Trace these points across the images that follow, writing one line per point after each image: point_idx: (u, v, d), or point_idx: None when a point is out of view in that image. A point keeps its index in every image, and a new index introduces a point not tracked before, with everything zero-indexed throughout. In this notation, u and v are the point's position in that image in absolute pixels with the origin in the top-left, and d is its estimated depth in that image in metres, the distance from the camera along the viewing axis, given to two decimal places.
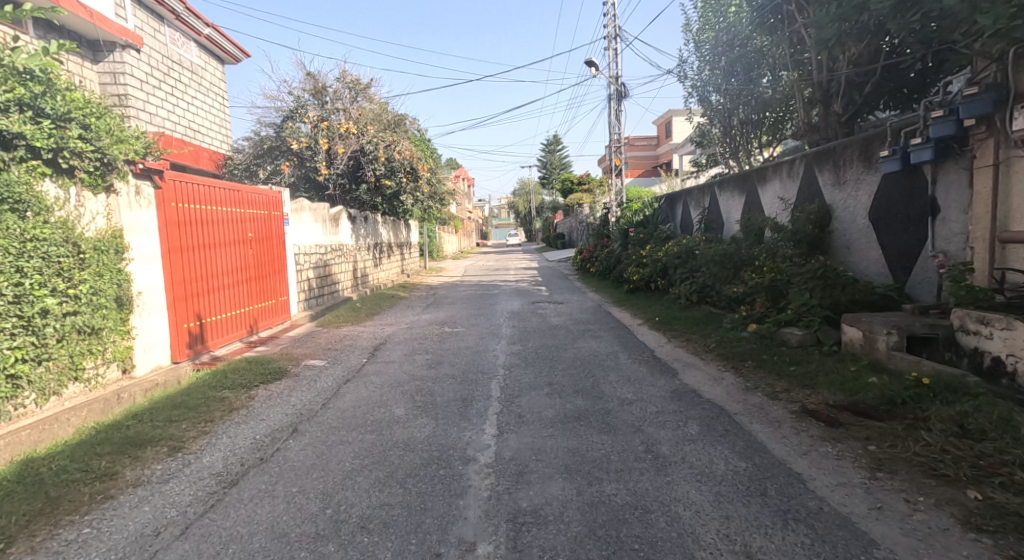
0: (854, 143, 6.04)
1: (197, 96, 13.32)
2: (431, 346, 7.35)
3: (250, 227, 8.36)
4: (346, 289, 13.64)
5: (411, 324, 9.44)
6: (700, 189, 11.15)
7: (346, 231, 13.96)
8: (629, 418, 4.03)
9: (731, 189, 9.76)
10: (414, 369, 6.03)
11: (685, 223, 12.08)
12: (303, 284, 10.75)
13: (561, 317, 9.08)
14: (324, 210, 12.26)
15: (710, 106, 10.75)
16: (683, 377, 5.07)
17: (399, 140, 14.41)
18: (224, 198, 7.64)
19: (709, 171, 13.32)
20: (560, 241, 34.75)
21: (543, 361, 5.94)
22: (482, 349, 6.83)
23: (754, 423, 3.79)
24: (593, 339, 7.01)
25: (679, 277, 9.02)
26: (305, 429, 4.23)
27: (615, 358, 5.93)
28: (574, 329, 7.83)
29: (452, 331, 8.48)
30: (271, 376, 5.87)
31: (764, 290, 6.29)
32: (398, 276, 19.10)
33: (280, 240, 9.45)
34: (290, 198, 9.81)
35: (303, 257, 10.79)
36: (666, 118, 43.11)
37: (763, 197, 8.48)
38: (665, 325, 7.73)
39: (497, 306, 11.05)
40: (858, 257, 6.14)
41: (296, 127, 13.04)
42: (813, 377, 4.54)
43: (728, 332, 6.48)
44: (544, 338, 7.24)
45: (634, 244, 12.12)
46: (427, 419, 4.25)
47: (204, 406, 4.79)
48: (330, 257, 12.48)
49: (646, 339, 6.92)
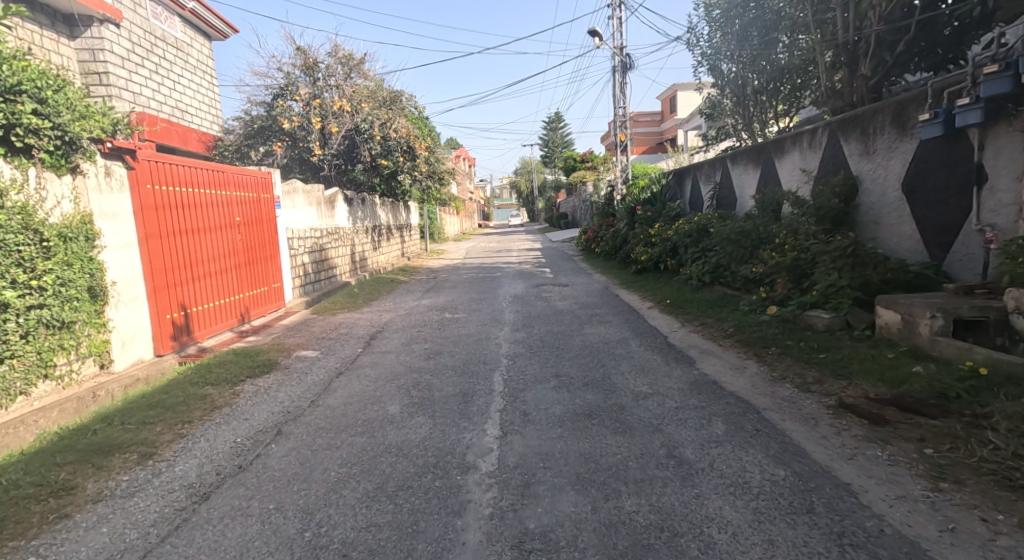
0: (887, 108, 5.60)
1: (183, 75, 12.81)
2: (430, 333, 6.97)
3: (238, 211, 7.95)
4: (344, 274, 13.25)
5: (410, 310, 9.06)
6: (710, 163, 10.67)
7: (342, 214, 13.53)
8: (646, 415, 3.64)
9: (744, 163, 9.27)
10: (411, 359, 5.66)
11: (694, 200, 11.61)
12: (298, 270, 10.37)
13: (566, 301, 8.68)
14: (319, 193, 11.84)
15: (720, 76, 10.28)
16: (701, 367, 4.67)
17: (395, 117, 13.88)
18: (208, 180, 7.22)
19: (720, 144, 12.79)
20: (563, 221, 34.19)
21: (549, 350, 5.55)
22: (484, 336, 6.45)
23: (787, 420, 3.40)
24: (601, 325, 6.61)
25: (690, 257, 8.59)
26: (288, 430, 3.86)
27: (626, 346, 5.52)
28: (581, 314, 7.42)
29: (452, 317, 8.09)
30: (260, 370, 5.49)
31: (785, 270, 5.85)
32: (399, 259, 18.70)
33: (272, 225, 9.05)
34: (281, 178, 9.38)
35: (298, 241, 10.39)
36: (670, 93, 42.12)
37: (781, 170, 8.00)
38: (677, 308, 7.32)
39: (499, 290, 10.65)
40: (889, 232, 5.71)
41: (287, 105, 12.68)
42: (847, 365, 4.14)
43: (747, 315, 6.07)
44: (549, 324, 6.84)
45: (641, 222, 11.67)
46: (424, 419, 3.88)
47: (184, 404, 4.39)
48: (327, 241, 12.08)
49: (659, 324, 6.50)
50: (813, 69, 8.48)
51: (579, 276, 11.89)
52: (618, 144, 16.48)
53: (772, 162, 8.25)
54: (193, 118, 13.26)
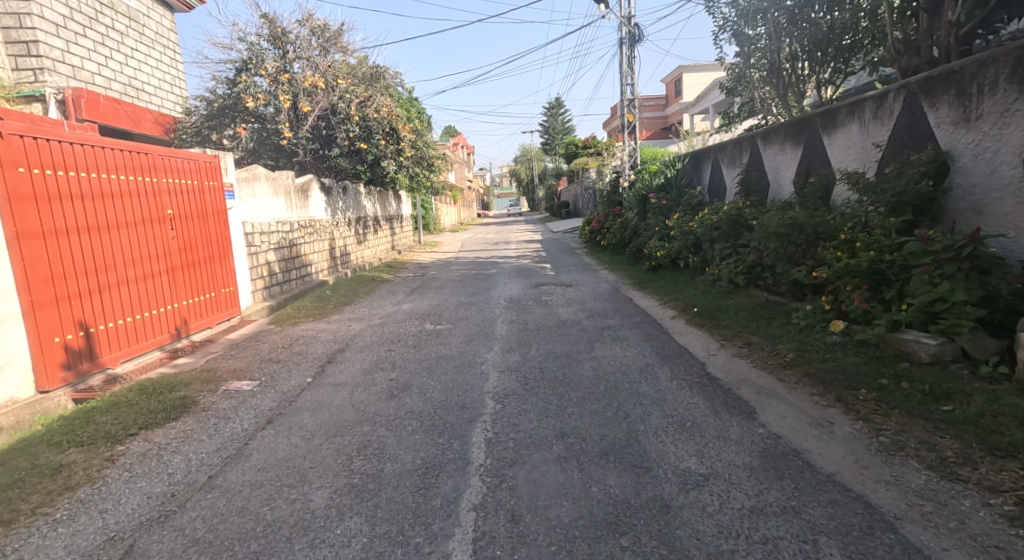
0: (1001, 58, 4.21)
1: (139, 49, 11.32)
2: (403, 353, 5.61)
3: (170, 202, 6.55)
4: (320, 272, 11.89)
5: (386, 318, 7.69)
6: (735, 142, 9.24)
7: (319, 205, 12.16)
8: (706, 532, 2.25)
9: (781, 141, 7.83)
10: (370, 397, 4.32)
11: (715, 186, 10.19)
12: (261, 269, 9.01)
13: (570, 307, 7.30)
14: (288, 180, 10.44)
15: (749, 41, 8.78)
16: (768, 421, 3.28)
17: (376, 95, 12.45)
18: (124, 163, 5.82)
19: (741, 123, 11.37)
20: (564, 210, 32.80)
21: (550, 385, 4.18)
22: (468, 361, 5.09)
23: (953, 551, 2.01)
24: (617, 345, 5.22)
25: (719, 253, 7.19)
26: (146, 547, 2.49)
27: (655, 381, 4.14)
28: (590, 327, 6.04)
29: (435, 329, 6.73)
30: (163, 415, 4.08)
31: (859, 275, 4.48)
32: (388, 252, 17.35)
33: (220, 220, 7.67)
34: (234, 163, 8.05)
35: (259, 236, 9.02)
36: (675, 77, 40.65)
37: (832, 148, 6.55)
38: (707, 318, 5.94)
39: (492, 291, 9.27)
40: (1000, 224, 4.33)
41: (252, 81, 11.17)
42: (999, 425, 2.79)
43: (808, 334, 4.68)
44: (550, 342, 5.48)
45: (654, 212, 10.27)
46: (357, 525, 2.52)
47: (19, 488, 3.01)
48: (298, 236, 10.71)
49: (692, 344, 5.11)
50: (868, 25, 7.02)
51: (584, 273, 10.47)
52: (626, 125, 14.98)
53: (822, 138, 6.78)
54: (151, 99, 11.76)
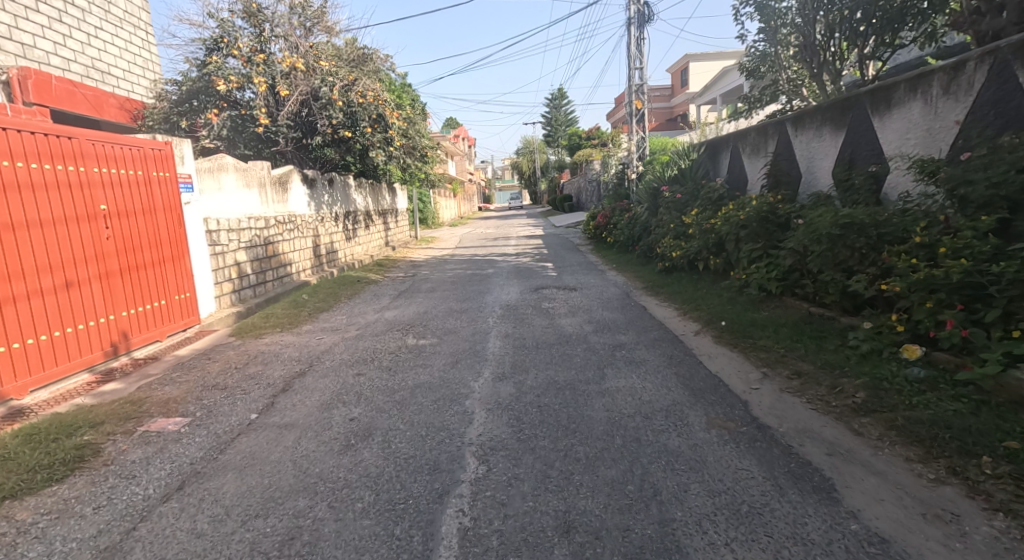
0: None
1: (118, 31, 10.30)
2: (374, 378, 4.68)
3: (107, 196, 5.60)
4: (301, 271, 10.96)
5: (364, 329, 6.73)
6: (761, 128, 8.23)
7: (301, 199, 11.23)
8: None
9: (818, 125, 6.84)
10: (320, 446, 3.39)
11: (733, 177, 9.19)
12: (229, 272, 8.16)
13: (574, 317, 6.35)
14: (263, 171, 9.48)
15: (779, 14, 7.76)
16: (859, 507, 2.32)
17: (361, 78, 11.38)
18: (40, 150, 4.86)
19: (763, 109, 10.35)
20: (568, 203, 31.76)
21: (551, 435, 3.24)
22: (451, 393, 4.15)
23: None
24: (634, 374, 4.27)
25: (748, 254, 6.21)
26: None
27: (687, 432, 3.18)
28: (599, 346, 5.08)
29: (419, 344, 5.79)
30: (46, 473, 3.14)
31: (948, 290, 3.50)
32: (380, 249, 16.41)
33: (174, 216, 6.70)
34: (193, 152, 7.10)
35: (227, 234, 8.12)
36: (682, 66, 39.53)
37: (888, 132, 5.56)
38: (739, 335, 4.98)
39: (487, 295, 8.32)
40: None
41: (224, 62, 10.15)
42: None
43: (876, 363, 3.71)
44: (552, 367, 4.54)
45: (668, 206, 9.25)
46: None
47: None
48: (275, 233, 9.79)
49: (725, 372, 4.15)
50: None
51: (589, 274, 9.52)
52: (634, 113, 13.93)
53: (874, 121, 5.78)
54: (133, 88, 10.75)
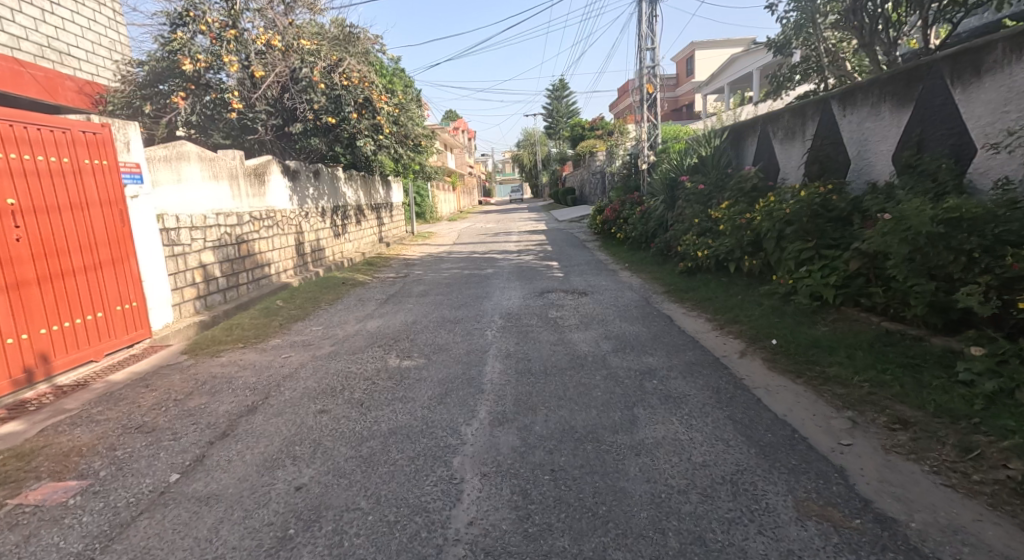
0: None
1: (81, 7, 9.00)
2: (339, 419, 3.67)
3: (17, 188, 4.59)
4: (282, 272, 9.96)
5: (341, 344, 5.72)
6: (799, 107, 7.16)
7: (282, 193, 10.22)
8: None
9: (875, 101, 5.79)
10: (246, 540, 2.40)
11: (763, 164, 8.13)
12: (192, 275, 7.16)
13: (589, 330, 5.35)
14: (234, 161, 8.44)
15: None
16: None
17: (347, 58, 10.31)
18: None
19: (794, 90, 9.26)
20: (569, 196, 30.61)
21: (576, 532, 2.25)
22: (435, 445, 3.16)
23: None
24: (675, 418, 3.27)
25: (798, 254, 5.19)
26: None
27: (774, 527, 2.19)
28: (623, 373, 4.09)
29: (403, 366, 4.79)
30: None
31: None
32: (373, 245, 15.37)
33: (113, 212, 5.65)
34: (140, 138, 6.08)
35: (188, 232, 7.11)
36: (688, 55, 38.27)
37: (980, 107, 4.52)
38: (799, 358, 3.98)
39: (486, 301, 7.31)
40: None
41: (190, 39, 9.12)
42: None
43: (1015, 411, 2.72)
44: (565, 406, 3.55)
45: (689, 197, 8.22)
46: None
47: None
48: (249, 230, 8.78)
49: (797, 416, 3.15)
50: None
51: (600, 275, 8.51)
52: (645, 98, 12.84)
53: (954, 93, 4.76)
54: (99, 71, 9.60)
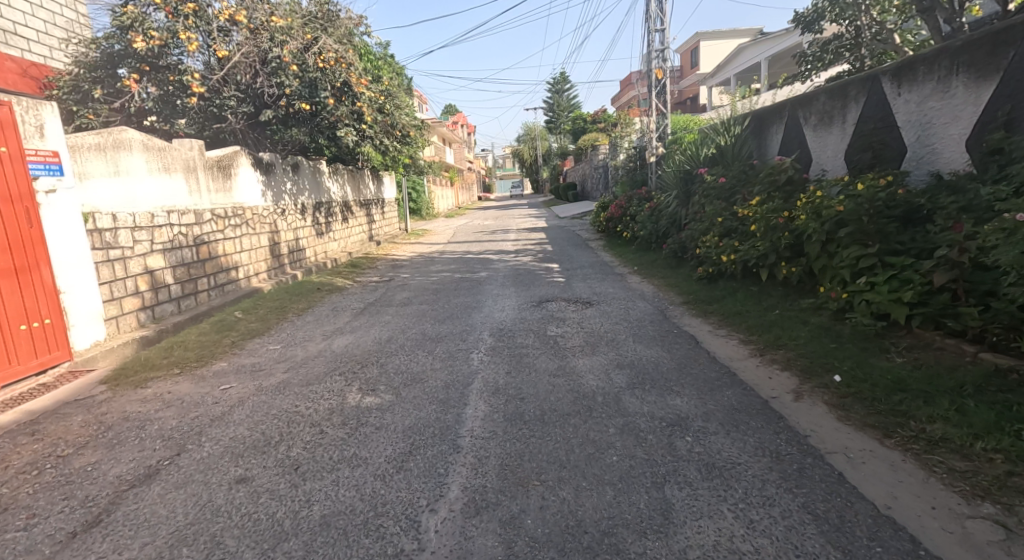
0: None
1: None
2: (257, 496, 2.67)
3: None
4: (254, 276, 8.97)
5: (296, 371, 4.71)
6: (841, 85, 6.11)
7: (254, 189, 9.22)
8: None
9: (946, 73, 4.75)
10: None
11: (795, 153, 7.08)
12: (135, 283, 6.16)
13: (597, 354, 4.34)
14: (191, 152, 7.44)
15: None
16: None
17: (324, 38, 9.30)
18: None
19: (826, 71, 8.18)
20: (570, 191, 29.55)
21: None
22: (380, 555, 2.17)
23: None
24: (728, 509, 2.28)
25: (856, 261, 4.17)
26: None
27: None
28: (644, 424, 3.08)
29: (363, 405, 3.78)
30: None
31: None
32: (361, 244, 14.35)
33: (16, 211, 4.64)
34: (58, 122, 5.11)
35: (128, 233, 6.10)
36: (694, 45, 37.03)
37: None
38: (880, 408, 2.98)
39: (475, 312, 6.29)
40: None
41: (142, 13, 8.06)
42: None
43: None
44: (569, 482, 2.54)
45: (709, 191, 7.17)
46: None
47: None
48: (210, 230, 7.77)
49: (909, 512, 2.16)
50: None
51: (606, 280, 7.49)
52: (654, 84, 11.75)
53: None
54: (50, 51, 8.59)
